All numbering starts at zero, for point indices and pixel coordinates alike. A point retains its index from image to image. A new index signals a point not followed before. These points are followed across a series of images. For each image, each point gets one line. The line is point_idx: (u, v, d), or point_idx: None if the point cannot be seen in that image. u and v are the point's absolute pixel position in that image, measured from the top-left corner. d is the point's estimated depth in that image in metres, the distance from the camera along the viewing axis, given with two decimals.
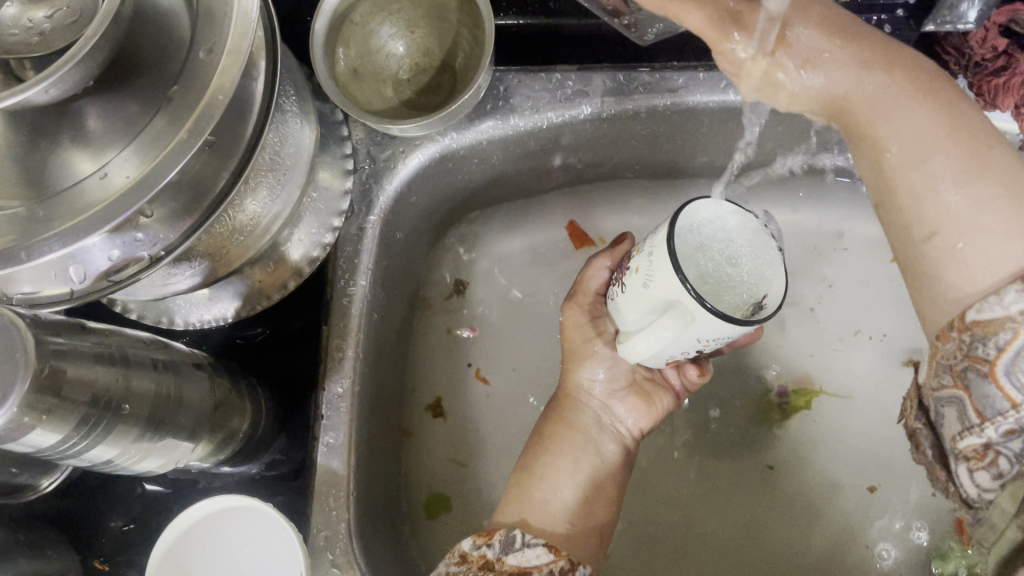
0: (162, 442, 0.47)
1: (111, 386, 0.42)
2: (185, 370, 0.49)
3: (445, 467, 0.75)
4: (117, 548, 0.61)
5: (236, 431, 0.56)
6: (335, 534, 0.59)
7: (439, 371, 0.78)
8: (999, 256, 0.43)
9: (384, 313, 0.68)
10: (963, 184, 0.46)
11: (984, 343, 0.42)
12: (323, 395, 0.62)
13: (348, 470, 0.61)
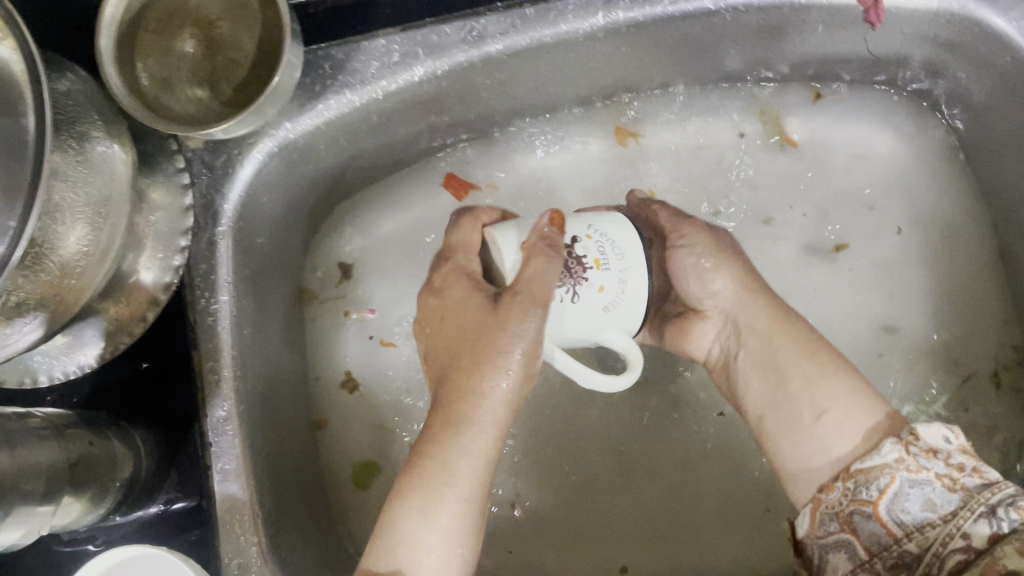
0: (11, 516, 0.47)
1: None
2: (24, 439, 0.49)
3: (367, 438, 0.73)
4: None
5: (110, 479, 0.56)
6: (249, 560, 0.57)
7: (342, 349, 0.74)
8: (859, 429, 0.53)
9: (259, 321, 0.65)
10: (815, 372, 0.56)
11: (866, 488, 0.51)
12: (207, 421, 0.59)
13: (249, 493, 0.58)
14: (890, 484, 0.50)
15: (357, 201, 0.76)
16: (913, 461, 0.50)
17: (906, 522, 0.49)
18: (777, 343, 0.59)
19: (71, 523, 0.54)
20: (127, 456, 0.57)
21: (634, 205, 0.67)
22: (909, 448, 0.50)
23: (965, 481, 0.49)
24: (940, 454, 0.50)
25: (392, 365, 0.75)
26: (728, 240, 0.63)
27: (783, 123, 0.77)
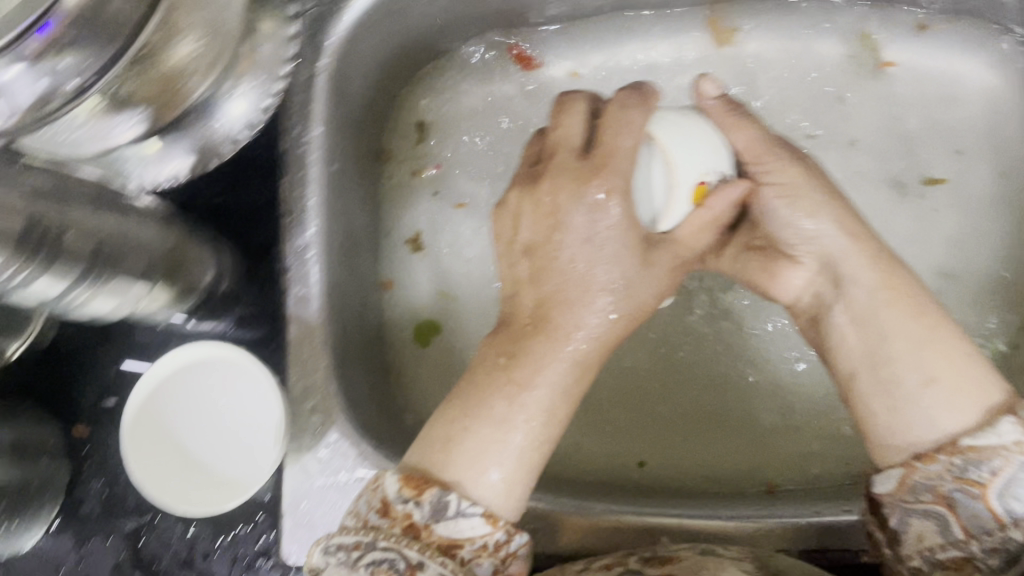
0: (110, 285, 0.50)
1: (41, 216, 0.45)
2: (128, 214, 0.52)
3: (426, 297, 0.77)
4: (96, 417, 0.63)
5: (196, 280, 0.59)
6: (313, 384, 0.62)
7: (411, 204, 0.79)
8: (967, 400, 0.47)
9: (343, 161, 0.69)
10: (923, 331, 0.50)
11: (976, 467, 0.45)
12: (290, 247, 0.63)
13: (322, 318, 0.63)
14: (1003, 465, 0.44)
15: (449, 58, 0.80)
16: None
17: (1017, 510, 0.44)
18: (881, 304, 0.52)
19: (158, 313, 0.58)
20: (211, 268, 0.60)
21: (714, 108, 0.58)
22: None
23: None
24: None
25: (457, 223, 0.79)
26: (812, 166, 0.58)
27: (880, 49, 0.79)
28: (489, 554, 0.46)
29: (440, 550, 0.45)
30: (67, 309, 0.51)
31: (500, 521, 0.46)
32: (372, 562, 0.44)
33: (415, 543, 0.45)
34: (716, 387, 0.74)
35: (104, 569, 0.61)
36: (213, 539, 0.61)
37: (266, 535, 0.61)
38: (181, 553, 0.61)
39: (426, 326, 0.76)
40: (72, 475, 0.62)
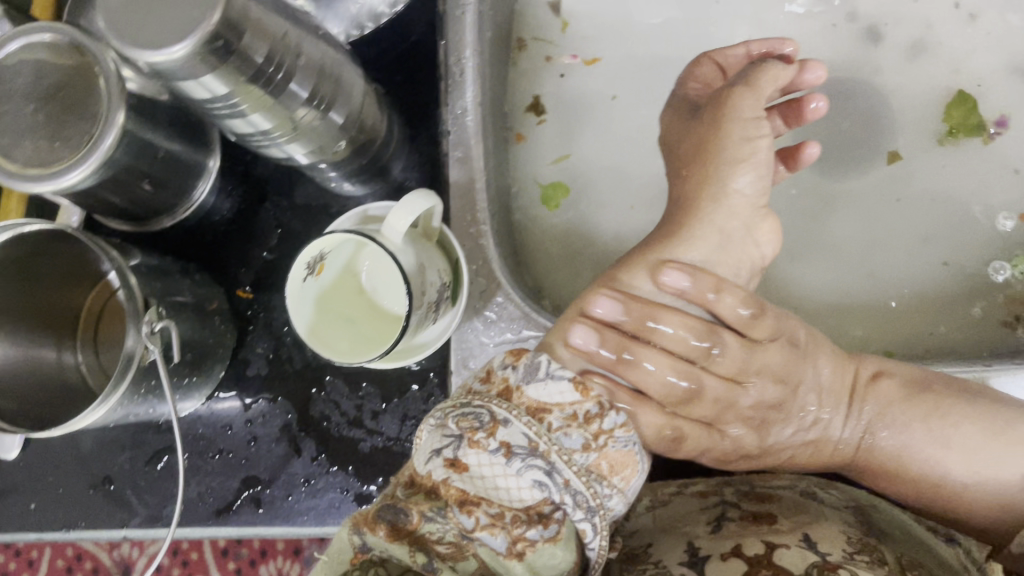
0: (314, 126, 0.50)
1: (282, 44, 0.44)
2: (342, 50, 0.51)
3: (547, 159, 0.77)
4: (262, 280, 0.63)
5: (372, 139, 0.58)
6: (477, 248, 0.62)
7: (528, 76, 0.78)
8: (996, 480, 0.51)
9: (493, 30, 0.68)
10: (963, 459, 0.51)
11: None
12: (448, 111, 0.62)
13: (482, 178, 0.62)
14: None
15: None
16: None
17: None
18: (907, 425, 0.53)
19: (330, 168, 0.57)
20: (383, 123, 0.59)
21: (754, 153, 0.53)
22: None
23: None
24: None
25: (594, 89, 0.78)
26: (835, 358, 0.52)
27: None
28: (529, 521, 0.40)
29: (526, 412, 0.41)
30: (262, 146, 0.51)
31: (590, 390, 0.43)
32: (460, 416, 0.42)
33: (440, 503, 0.40)
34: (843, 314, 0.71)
35: (275, 429, 0.62)
36: (382, 399, 0.61)
37: (435, 397, 0.61)
38: (349, 413, 0.61)
39: (563, 189, 0.77)
40: (237, 338, 0.62)
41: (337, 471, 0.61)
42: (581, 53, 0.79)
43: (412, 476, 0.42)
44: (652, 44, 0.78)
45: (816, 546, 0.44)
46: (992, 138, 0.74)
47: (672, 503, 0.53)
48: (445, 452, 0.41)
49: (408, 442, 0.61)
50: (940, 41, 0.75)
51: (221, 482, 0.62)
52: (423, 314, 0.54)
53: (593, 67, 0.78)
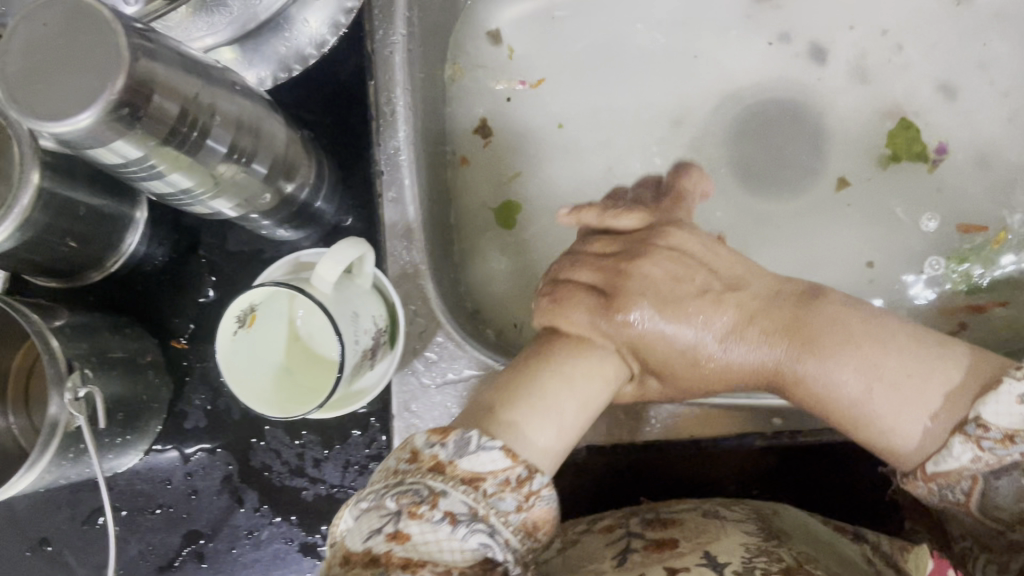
0: (239, 178, 0.49)
1: (198, 100, 0.43)
2: (260, 101, 0.50)
3: (494, 184, 0.77)
4: (196, 330, 0.62)
5: (302, 185, 0.57)
6: (414, 287, 0.61)
7: (475, 100, 0.78)
8: (912, 408, 0.42)
9: (425, 66, 0.67)
10: (888, 382, 0.43)
11: (948, 490, 0.42)
12: (380, 151, 0.62)
13: (416, 217, 0.62)
14: (966, 484, 0.42)
15: None
16: (991, 457, 0.40)
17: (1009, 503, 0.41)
18: (850, 333, 0.44)
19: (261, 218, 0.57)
20: (313, 169, 0.58)
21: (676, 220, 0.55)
22: (980, 445, 0.40)
23: None
24: (1017, 435, 0.39)
25: (539, 114, 0.78)
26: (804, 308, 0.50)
27: None
28: None
29: (463, 481, 0.38)
30: (187, 203, 0.50)
31: (519, 455, 0.40)
32: (399, 492, 0.37)
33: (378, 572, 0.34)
34: None
35: (215, 481, 0.60)
36: (323, 447, 0.60)
37: (376, 442, 0.60)
38: (291, 462, 0.60)
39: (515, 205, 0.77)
40: (173, 390, 0.61)
41: (280, 522, 0.60)
42: (528, 78, 0.79)
43: (342, 556, 0.36)
44: (591, 72, 0.79)
45: (717, 563, 0.44)
46: (936, 164, 0.75)
47: (580, 543, 0.52)
48: (386, 527, 0.36)
49: (350, 488, 0.60)
50: (871, 62, 0.76)
51: (161, 538, 0.60)
52: (360, 360, 0.54)
53: (540, 88, 0.79)
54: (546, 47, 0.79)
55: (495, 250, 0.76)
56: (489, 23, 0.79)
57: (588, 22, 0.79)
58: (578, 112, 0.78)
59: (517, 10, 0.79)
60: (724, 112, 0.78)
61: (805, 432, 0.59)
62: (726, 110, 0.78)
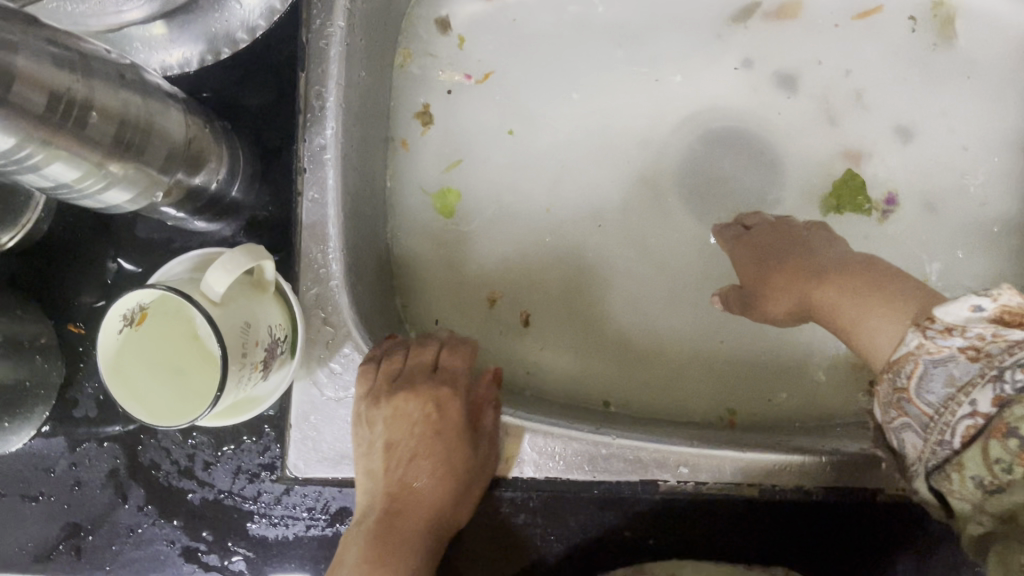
0: (131, 176, 0.46)
1: (71, 90, 0.40)
2: (156, 94, 0.47)
3: (430, 174, 0.76)
4: (94, 316, 0.59)
5: (211, 180, 0.54)
6: (326, 292, 0.58)
7: (420, 87, 0.76)
8: (880, 319, 0.52)
9: (365, 60, 0.64)
10: (858, 292, 0.55)
11: (898, 375, 0.48)
12: (305, 147, 0.59)
13: (334, 221, 0.59)
14: (913, 370, 0.47)
15: None
16: (931, 343, 0.46)
17: (932, 401, 0.46)
18: (870, 270, 0.56)
19: (165, 212, 0.53)
20: (227, 163, 0.55)
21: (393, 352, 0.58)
22: (926, 332, 0.47)
23: (990, 351, 0.44)
24: (954, 328, 0.46)
25: (488, 112, 0.77)
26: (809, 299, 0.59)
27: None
28: None
29: None
30: (78, 200, 0.47)
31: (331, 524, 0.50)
32: None
33: None
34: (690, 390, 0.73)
35: (101, 474, 0.58)
36: (215, 450, 0.58)
37: (270, 451, 0.58)
38: (180, 462, 0.58)
39: (456, 194, 0.76)
40: (65, 376, 0.59)
41: (164, 523, 0.58)
42: (474, 72, 0.77)
43: None
44: (548, 80, 0.77)
45: None
46: (885, 217, 0.74)
47: None
48: None
49: (238, 495, 0.58)
50: (836, 104, 0.75)
51: (41, 528, 0.58)
52: (251, 373, 0.51)
53: (486, 82, 0.77)
54: (507, 46, 0.77)
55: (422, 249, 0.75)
56: (441, 13, 0.77)
57: (553, 29, 0.77)
58: (531, 120, 0.77)
59: (475, 6, 0.78)
60: (678, 134, 0.77)
61: (708, 483, 0.57)
62: (683, 133, 0.77)
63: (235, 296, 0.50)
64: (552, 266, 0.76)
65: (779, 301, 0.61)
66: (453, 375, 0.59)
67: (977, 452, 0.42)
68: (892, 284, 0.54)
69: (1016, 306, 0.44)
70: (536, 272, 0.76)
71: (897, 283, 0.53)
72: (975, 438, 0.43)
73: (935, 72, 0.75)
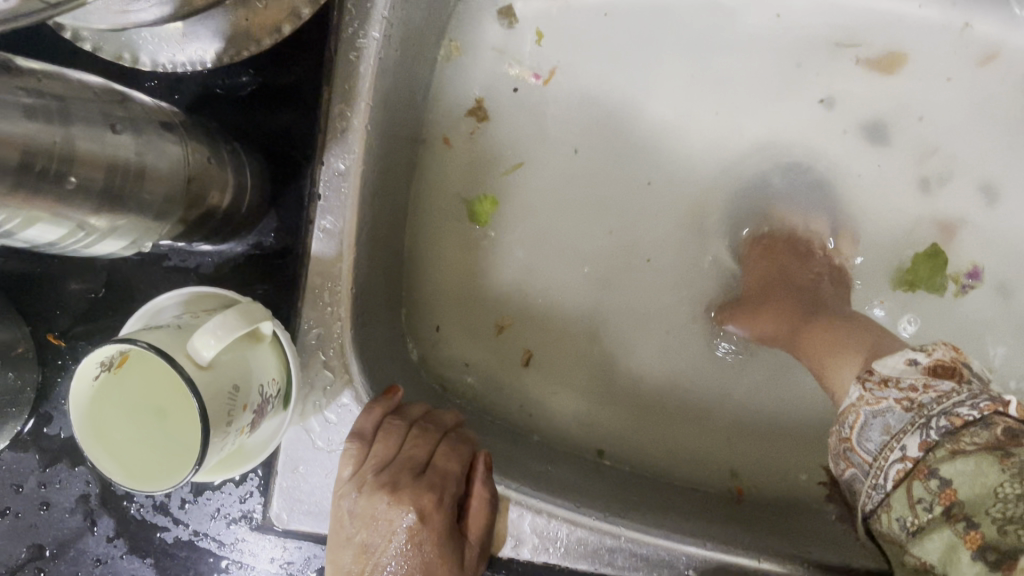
0: (122, 226, 0.40)
1: (49, 149, 0.34)
2: (151, 131, 0.41)
3: (463, 175, 0.70)
4: (77, 325, 0.55)
5: (214, 210, 0.48)
6: (329, 334, 0.53)
7: (480, 69, 0.70)
8: (847, 370, 0.52)
9: (399, 69, 0.58)
10: (844, 339, 0.56)
11: (843, 424, 0.48)
12: (322, 170, 0.53)
13: (343, 258, 0.53)
14: (855, 420, 0.47)
15: None
16: (871, 396, 0.47)
17: (871, 450, 0.46)
18: (858, 321, 0.59)
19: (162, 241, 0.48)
20: (234, 190, 0.49)
21: (383, 430, 0.52)
22: (866, 383, 0.48)
23: (921, 401, 0.44)
24: (892, 380, 0.47)
25: (540, 121, 0.72)
26: (793, 330, 0.63)
27: None
28: None
29: None
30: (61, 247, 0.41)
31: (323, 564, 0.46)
32: None
33: None
34: (703, 455, 0.69)
35: (72, 498, 0.54)
36: (192, 489, 0.54)
37: (253, 496, 0.54)
38: (156, 496, 0.54)
39: (489, 203, 0.71)
40: (40, 389, 0.54)
41: (134, 557, 0.54)
42: (542, 71, 0.72)
43: None
44: (621, 96, 0.73)
45: None
46: (962, 291, 0.74)
47: None
48: None
49: (214, 539, 0.54)
50: (934, 174, 0.74)
51: (4, 545, 0.55)
52: (237, 435, 0.46)
53: (552, 82, 0.72)
54: (591, 53, 0.72)
55: (440, 262, 0.70)
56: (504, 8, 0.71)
57: (635, 45, 0.72)
58: (601, 134, 0.73)
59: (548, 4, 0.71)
60: (743, 162, 0.75)
61: None
62: (759, 160, 0.75)
63: (225, 353, 0.45)
64: (574, 300, 0.72)
65: (762, 326, 0.66)
66: (443, 477, 0.51)
67: (902, 493, 0.42)
68: (877, 336, 0.54)
69: (949, 359, 0.46)
70: (562, 303, 0.72)
71: (882, 337, 0.54)
72: (901, 480, 0.43)
73: (1021, 145, 0.73)
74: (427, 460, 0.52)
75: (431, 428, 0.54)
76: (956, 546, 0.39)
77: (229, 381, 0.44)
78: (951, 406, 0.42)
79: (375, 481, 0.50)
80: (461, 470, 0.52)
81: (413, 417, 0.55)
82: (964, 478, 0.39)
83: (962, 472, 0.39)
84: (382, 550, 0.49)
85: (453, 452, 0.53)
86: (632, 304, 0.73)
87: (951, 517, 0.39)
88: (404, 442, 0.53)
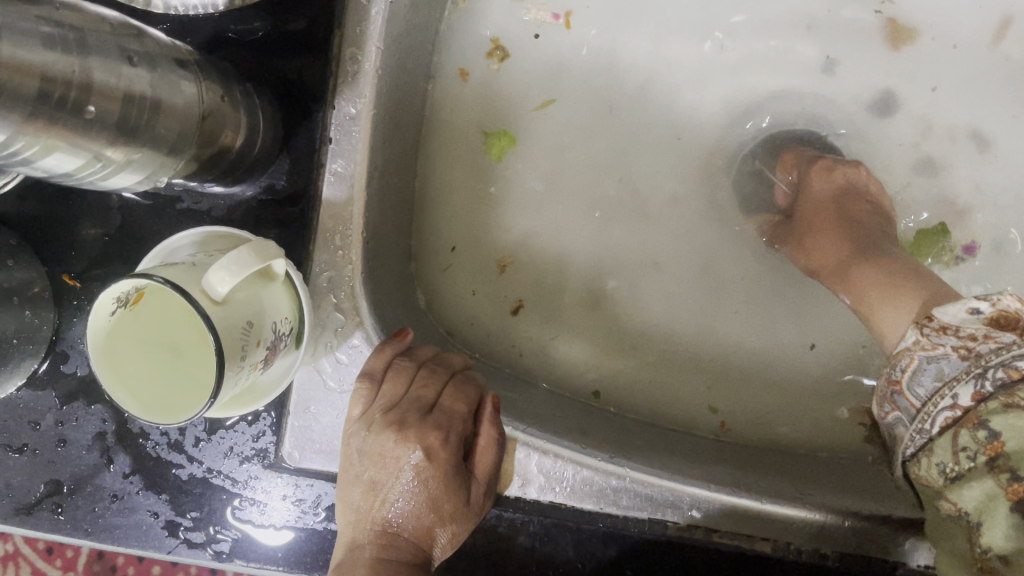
0: (135, 160, 0.41)
1: (68, 77, 0.35)
2: (166, 67, 0.42)
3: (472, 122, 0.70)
4: (91, 266, 0.55)
5: (226, 150, 0.49)
6: (339, 277, 0.54)
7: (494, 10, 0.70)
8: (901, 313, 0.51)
9: (409, 18, 0.58)
10: (894, 278, 0.55)
11: (894, 367, 0.47)
12: (334, 114, 0.54)
13: (353, 202, 0.54)
14: (909, 365, 0.45)
15: None
16: (927, 342, 0.45)
17: (922, 395, 0.44)
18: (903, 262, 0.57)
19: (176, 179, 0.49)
20: (245, 131, 0.50)
21: (392, 371, 0.53)
22: (924, 330, 0.46)
23: (980, 349, 0.42)
24: (948, 327, 0.44)
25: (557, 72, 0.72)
26: (842, 263, 0.62)
27: None
28: None
29: None
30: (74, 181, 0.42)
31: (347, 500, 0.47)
32: None
33: None
34: (689, 393, 0.70)
35: (88, 435, 0.55)
36: (206, 428, 0.55)
37: (265, 435, 0.55)
38: (171, 435, 0.55)
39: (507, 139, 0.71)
40: (56, 330, 0.55)
41: (149, 494, 0.55)
42: (561, 13, 0.72)
43: None
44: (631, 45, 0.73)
45: None
46: (957, 261, 0.74)
47: None
48: None
49: (227, 476, 0.55)
50: (938, 130, 0.74)
51: (22, 481, 0.56)
52: (247, 372, 0.47)
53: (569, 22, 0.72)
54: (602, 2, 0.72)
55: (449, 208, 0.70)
56: None
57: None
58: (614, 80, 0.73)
59: None
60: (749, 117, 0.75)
61: (720, 530, 0.55)
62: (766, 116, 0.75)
63: (239, 288, 0.45)
64: (580, 248, 0.72)
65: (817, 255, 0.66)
66: (449, 417, 0.52)
67: (947, 441, 0.43)
68: (931, 276, 0.54)
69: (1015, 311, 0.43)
70: (564, 248, 0.72)
71: (934, 278, 0.53)
72: (948, 428, 0.43)
73: None
74: (433, 400, 0.53)
75: (438, 370, 0.55)
76: (997, 497, 0.40)
77: (241, 320, 0.45)
78: (1010, 357, 0.41)
79: (384, 422, 0.52)
80: (465, 410, 0.53)
81: (421, 359, 0.55)
82: (1017, 433, 0.40)
83: (1011, 427, 0.40)
84: (389, 487, 0.50)
85: (461, 394, 0.54)
86: (635, 250, 0.73)
87: (996, 469, 0.40)
88: (411, 382, 0.53)
